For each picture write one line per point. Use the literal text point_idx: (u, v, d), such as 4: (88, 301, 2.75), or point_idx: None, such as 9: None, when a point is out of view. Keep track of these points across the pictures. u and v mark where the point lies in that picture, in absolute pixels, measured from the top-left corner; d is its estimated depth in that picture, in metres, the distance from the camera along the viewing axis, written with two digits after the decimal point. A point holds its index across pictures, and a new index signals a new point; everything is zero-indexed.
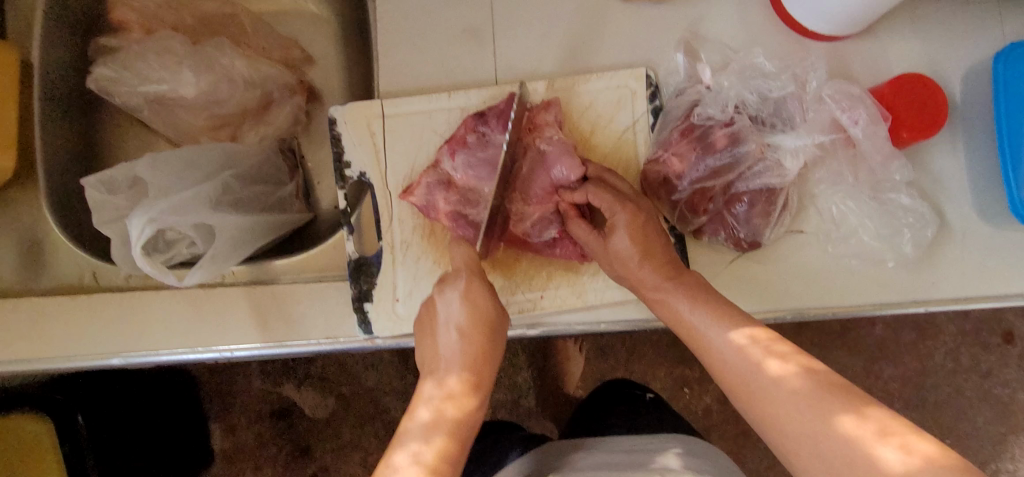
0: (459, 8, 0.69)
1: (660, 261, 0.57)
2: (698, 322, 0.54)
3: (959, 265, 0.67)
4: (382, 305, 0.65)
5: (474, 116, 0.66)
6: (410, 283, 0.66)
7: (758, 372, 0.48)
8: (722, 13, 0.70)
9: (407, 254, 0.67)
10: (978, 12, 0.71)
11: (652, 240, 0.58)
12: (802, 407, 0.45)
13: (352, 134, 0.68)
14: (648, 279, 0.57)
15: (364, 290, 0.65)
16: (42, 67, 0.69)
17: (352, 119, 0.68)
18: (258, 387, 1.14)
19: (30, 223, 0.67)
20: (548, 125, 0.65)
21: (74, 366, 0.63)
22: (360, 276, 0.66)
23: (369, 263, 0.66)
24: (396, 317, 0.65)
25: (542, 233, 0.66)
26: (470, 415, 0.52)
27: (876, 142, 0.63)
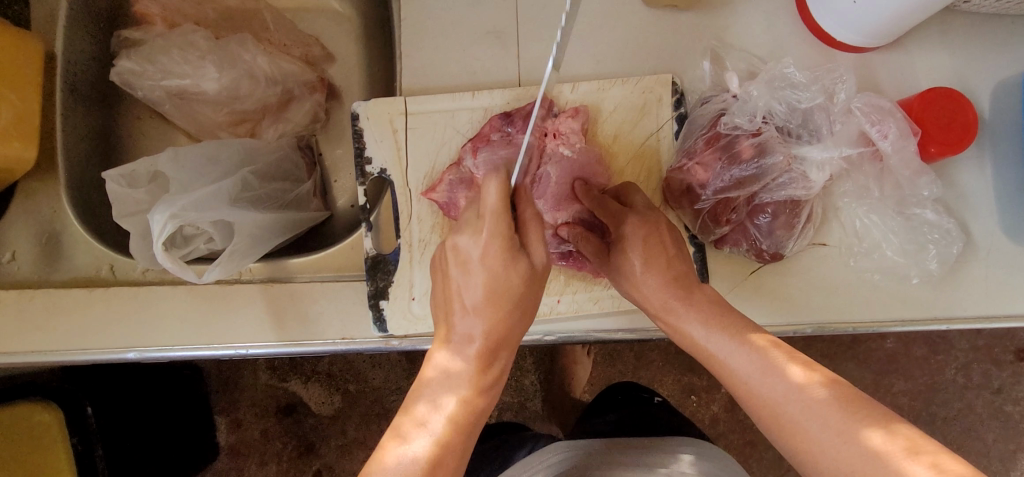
0: (484, 10, 0.68)
1: (667, 274, 0.56)
2: (706, 338, 0.53)
3: (984, 283, 0.66)
4: (397, 303, 0.65)
5: (499, 116, 0.66)
6: (426, 283, 0.66)
7: (781, 377, 0.47)
8: (749, 21, 0.69)
9: (424, 253, 0.66)
10: (1008, 27, 0.70)
11: (657, 255, 0.58)
12: (830, 420, 0.44)
13: (375, 131, 0.67)
14: (655, 297, 0.56)
15: (380, 287, 0.65)
16: (65, 59, 0.69)
17: (375, 114, 0.67)
18: (266, 383, 1.14)
19: (48, 214, 0.67)
20: (571, 133, 0.65)
21: (89, 359, 0.63)
22: (376, 274, 0.65)
23: (387, 260, 0.65)
24: (411, 316, 0.65)
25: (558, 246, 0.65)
26: (500, 341, 0.52)
27: (905, 157, 0.62)
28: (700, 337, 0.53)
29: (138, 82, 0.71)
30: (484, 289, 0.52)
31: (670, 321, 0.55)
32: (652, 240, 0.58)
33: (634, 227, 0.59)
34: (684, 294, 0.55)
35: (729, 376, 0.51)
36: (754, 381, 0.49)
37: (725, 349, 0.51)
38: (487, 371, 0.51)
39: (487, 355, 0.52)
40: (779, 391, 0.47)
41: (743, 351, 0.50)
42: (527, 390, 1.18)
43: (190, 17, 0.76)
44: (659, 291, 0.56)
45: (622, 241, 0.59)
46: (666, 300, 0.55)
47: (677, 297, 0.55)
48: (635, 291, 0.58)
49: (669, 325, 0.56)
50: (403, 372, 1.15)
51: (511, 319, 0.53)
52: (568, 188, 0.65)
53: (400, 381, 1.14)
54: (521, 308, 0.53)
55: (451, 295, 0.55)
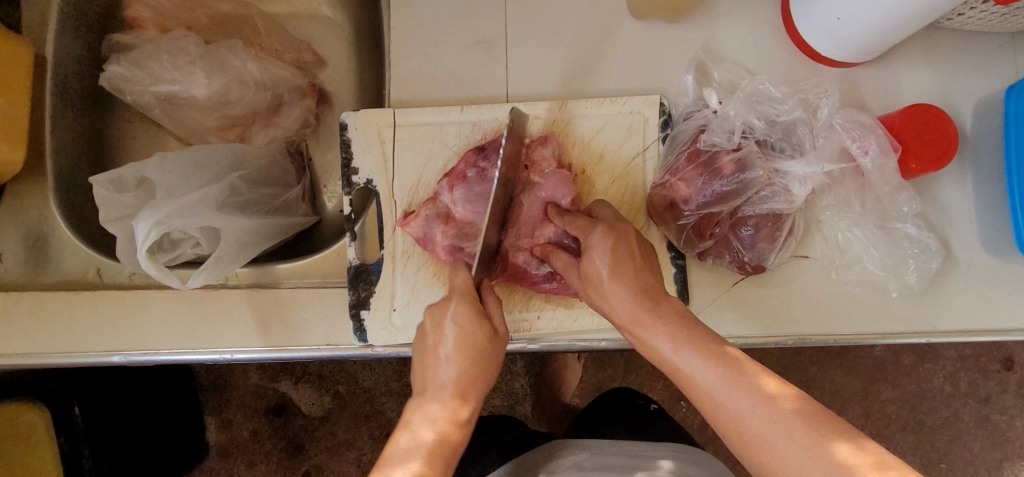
0: (473, 20, 0.69)
1: (634, 288, 0.54)
2: (672, 353, 0.51)
3: (963, 297, 0.67)
4: (379, 314, 0.65)
5: (474, 151, 0.65)
6: (407, 295, 0.66)
7: (751, 391, 0.47)
8: (734, 35, 0.70)
9: (407, 264, 0.67)
10: (990, 44, 0.71)
11: (625, 261, 0.56)
12: (797, 431, 0.44)
13: (362, 141, 0.68)
14: (624, 309, 0.54)
15: (362, 297, 0.65)
16: (57, 62, 0.69)
17: (362, 125, 0.68)
18: (256, 384, 1.15)
19: (37, 217, 0.67)
20: (545, 160, 0.66)
21: (74, 362, 0.63)
22: (359, 284, 0.66)
23: (369, 270, 0.66)
24: (393, 328, 0.65)
25: (537, 267, 0.65)
26: (470, 387, 0.53)
27: (885, 173, 0.63)
28: (666, 349, 0.51)
29: (128, 87, 0.72)
30: (456, 345, 0.54)
31: (638, 333, 0.54)
32: (615, 249, 0.56)
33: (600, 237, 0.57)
34: (653, 310, 0.53)
35: (695, 390, 0.49)
36: (719, 394, 0.48)
37: (691, 362, 0.50)
38: (464, 409, 0.52)
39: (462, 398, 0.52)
40: (746, 407, 0.46)
41: (712, 368, 0.49)
42: (517, 394, 1.19)
43: (181, 22, 0.76)
44: (627, 304, 0.54)
45: (588, 251, 0.57)
46: (632, 310, 0.54)
47: (647, 313, 0.53)
48: (602, 301, 0.56)
49: (639, 337, 0.54)
50: (394, 375, 1.15)
51: (478, 371, 0.54)
52: (540, 213, 0.65)
53: (391, 384, 1.14)
54: (491, 355, 0.55)
55: (425, 355, 0.56)
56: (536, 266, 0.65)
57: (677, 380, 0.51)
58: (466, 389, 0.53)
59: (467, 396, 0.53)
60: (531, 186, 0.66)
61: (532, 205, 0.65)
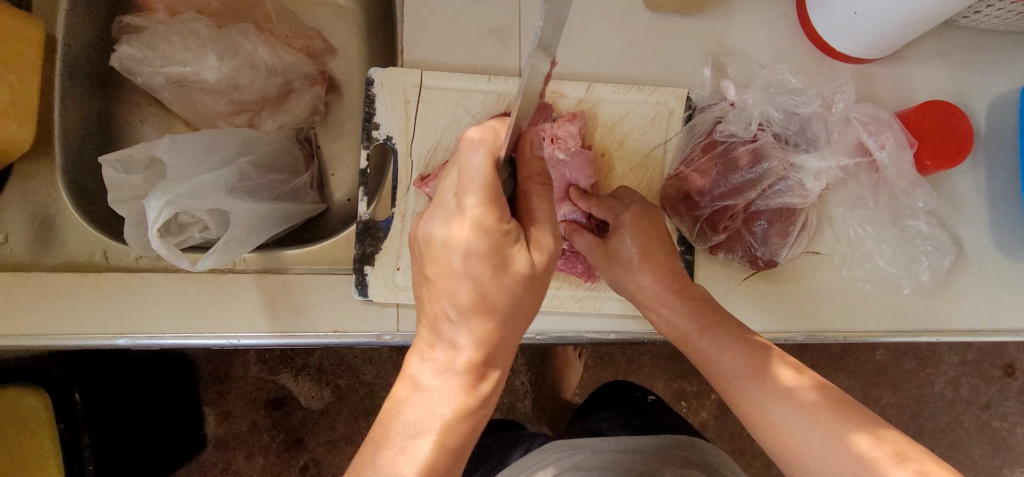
0: (487, 7, 0.68)
1: (661, 270, 0.56)
2: (698, 337, 0.53)
3: (974, 296, 0.67)
4: (382, 271, 0.65)
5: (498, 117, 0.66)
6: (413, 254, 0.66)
7: (771, 378, 0.48)
8: (750, 28, 0.70)
9: (416, 226, 0.66)
10: (1004, 44, 0.71)
11: (655, 243, 0.57)
12: (821, 421, 0.44)
13: (387, 98, 0.67)
14: (648, 291, 0.56)
15: (368, 252, 0.65)
16: (66, 42, 0.69)
17: (390, 82, 0.66)
18: (256, 375, 1.14)
19: (44, 198, 0.66)
20: (570, 138, 0.65)
21: (78, 345, 0.62)
22: (365, 239, 0.66)
23: (377, 227, 0.66)
24: (394, 286, 0.65)
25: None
26: (499, 342, 0.49)
27: (901, 170, 0.62)
28: (690, 329, 0.53)
29: (138, 68, 0.71)
30: (475, 290, 0.48)
31: (660, 313, 0.55)
32: (647, 234, 0.57)
33: (630, 219, 0.57)
34: (676, 292, 0.55)
35: (718, 374, 0.51)
36: (742, 378, 0.49)
37: (717, 346, 0.51)
38: (490, 368, 0.49)
39: (488, 353, 0.49)
40: (768, 391, 0.48)
41: (737, 352, 0.50)
42: (517, 391, 1.18)
43: (192, 6, 0.76)
44: (652, 284, 0.55)
45: (615, 229, 0.58)
46: (654, 289, 0.55)
47: (671, 297, 0.55)
48: (623, 277, 0.57)
49: (660, 317, 0.55)
50: (394, 368, 1.15)
51: (508, 319, 0.49)
52: (560, 190, 0.64)
53: (391, 378, 1.15)
54: (528, 301, 0.50)
55: (433, 291, 0.50)
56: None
57: (700, 362, 0.53)
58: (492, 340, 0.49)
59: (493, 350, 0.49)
60: (553, 162, 0.64)
61: (553, 181, 0.64)
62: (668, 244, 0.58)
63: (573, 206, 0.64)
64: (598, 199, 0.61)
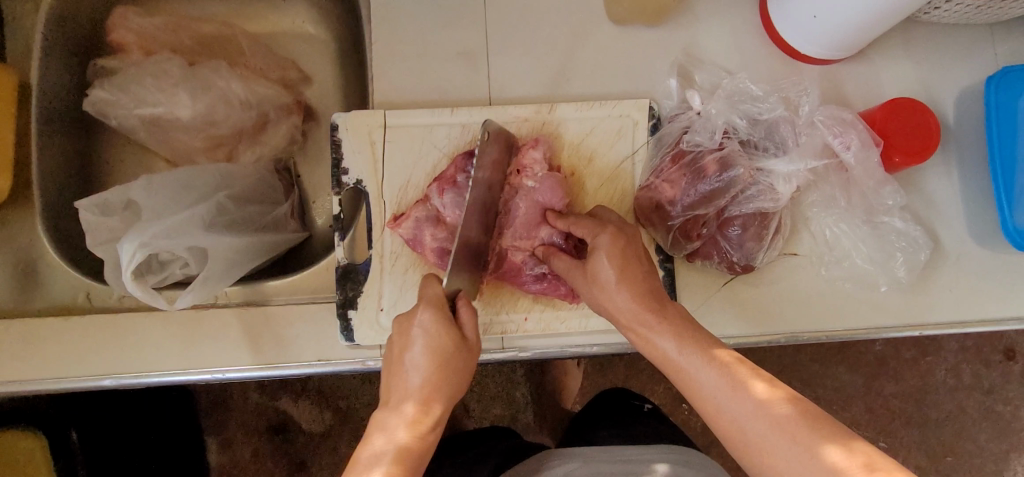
0: (454, 30, 0.70)
1: (638, 291, 0.55)
2: (678, 357, 0.52)
3: (955, 288, 0.67)
4: (366, 313, 0.65)
5: (463, 156, 0.66)
6: (395, 294, 0.66)
7: (745, 391, 0.48)
8: (715, 36, 0.71)
9: (395, 264, 0.66)
10: (969, 36, 0.72)
11: (632, 264, 0.57)
12: (799, 437, 0.44)
13: (353, 142, 0.67)
14: (627, 313, 0.55)
15: (349, 296, 0.65)
16: (42, 89, 0.70)
17: (353, 127, 0.67)
18: (256, 402, 1.14)
19: (27, 243, 0.67)
20: (537, 163, 0.65)
21: (67, 387, 0.63)
22: (346, 284, 0.65)
23: (357, 270, 0.66)
24: (379, 327, 0.65)
25: (533, 267, 0.65)
26: (435, 402, 0.51)
27: (868, 168, 0.63)
28: (671, 350, 0.53)
29: (113, 111, 0.72)
30: (426, 353, 0.53)
31: (641, 334, 0.55)
32: (622, 255, 0.57)
33: (608, 240, 0.57)
34: (651, 316, 0.54)
35: (697, 393, 0.50)
36: (721, 397, 0.49)
37: (695, 364, 0.51)
38: (429, 428, 0.50)
39: (426, 413, 0.50)
40: (747, 408, 0.47)
41: (716, 373, 0.50)
42: (517, 403, 1.18)
43: (166, 45, 0.77)
44: (632, 307, 0.55)
45: (593, 250, 0.58)
46: (634, 312, 0.55)
47: (645, 318, 0.54)
48: (605, 299, 0.57)
49: (639, 336, 0.55)
50: None
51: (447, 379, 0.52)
52: (535, 215, 0.65)
53: None
54: (458, 367, 0.54)
55: (394, 364, 0.54)
56: (532, 266, 0.65)
57: (679, 382, 0.52)
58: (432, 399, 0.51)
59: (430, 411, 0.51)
60: (522, 191, 0.65)
61: (528, 208, 0.65)
62: (644, 261, 0.58)
63: (551, 228, 0.65)
64: (577, 218, 0.61)
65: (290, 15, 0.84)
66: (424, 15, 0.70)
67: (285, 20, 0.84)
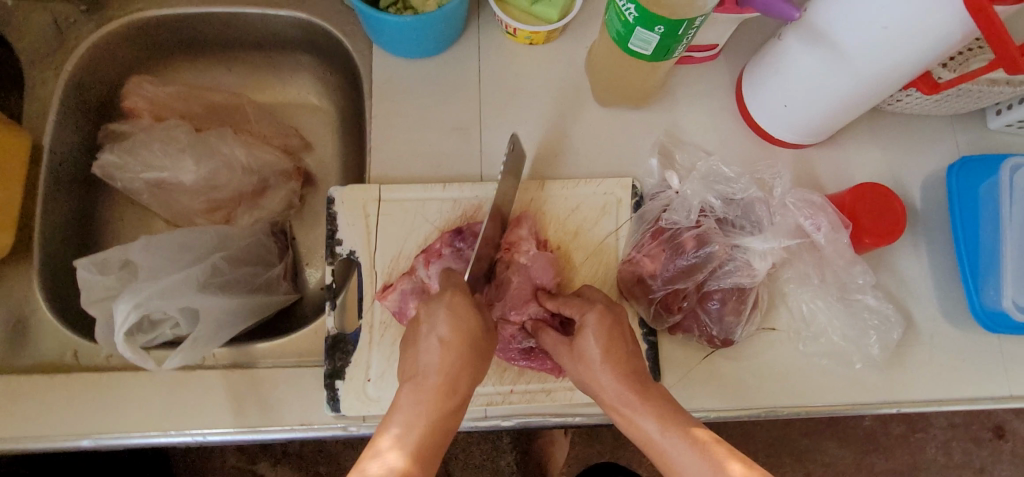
0: (450, 108, 0.74)
1: (623, 370, 0.56)
2: (661, 438, 0.52)
3: (928, 365, 0.69)
4: (353, 383, 0.65)
5: (451, 232, 0.68)
6: (383, 365, 0.66)
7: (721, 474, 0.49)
8: (695, 120, 0.76)
9: (384, 335, 0.67)
10: (932, 126, 0.77)
11: (618, 344, 0.58)
12: None
13: (347, 215, 0.70)
14: (610, 389, 0.56)
15: (337, 366, 0.65)
16: (53, 150, 0.74)
17: (349, 200, 0.70)
18: (234, 465, 1.12)
19: (20, 299, 0.68)
20: (525, 239, 0.68)
21: (44, 446, 0.62)
22: (335, 353, 0.66)
23: (346, 340, 0.66)
24: (366, 398, 0.65)
25: (521, 340, 0.66)
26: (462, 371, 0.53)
27: (839, 247, 0.66)
28: (654, 433, 0.53)
29: (119, 175, 0.75)
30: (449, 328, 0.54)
31: (625, 415, 0.55)
32: (609, 334, 0.58)
33: (594, 320, 0.59)
34: (636, 397, 0.55)
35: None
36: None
37: (677, 447, 0.51)
38: (451, 396, 0.52)
39: (446, 391, 0.52)
40: None
41: (700, 458, 0.50)
42: (503, 472, 1.16)
43: (176, 111, 0.81)
44: (615, 386, 0.56)
45: (581, 328, 0.59)
46: (620, 395, 0.55)
47: (631, 401, 0.55)
48: (590, 379, 0.58)
49: (623, 416, 0.55)
50: None
51: (471, 357, 0.54)
52: (527, 292, 0.67)
53: None
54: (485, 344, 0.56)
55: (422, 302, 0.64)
56: (520, 339, 0.66)
57: (663, 466, 0.52)
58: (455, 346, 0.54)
59: (454, 384, 0.52)
60: (512, 265, 0.67)
61: (521, 283, 0.67)
62: (630, 343, 0.59)
63: (539, 306, 0.66)
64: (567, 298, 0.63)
65: (296, 88, 0.88)
66: (421, 94, 0.75)
67: (291, 91, 0.89)
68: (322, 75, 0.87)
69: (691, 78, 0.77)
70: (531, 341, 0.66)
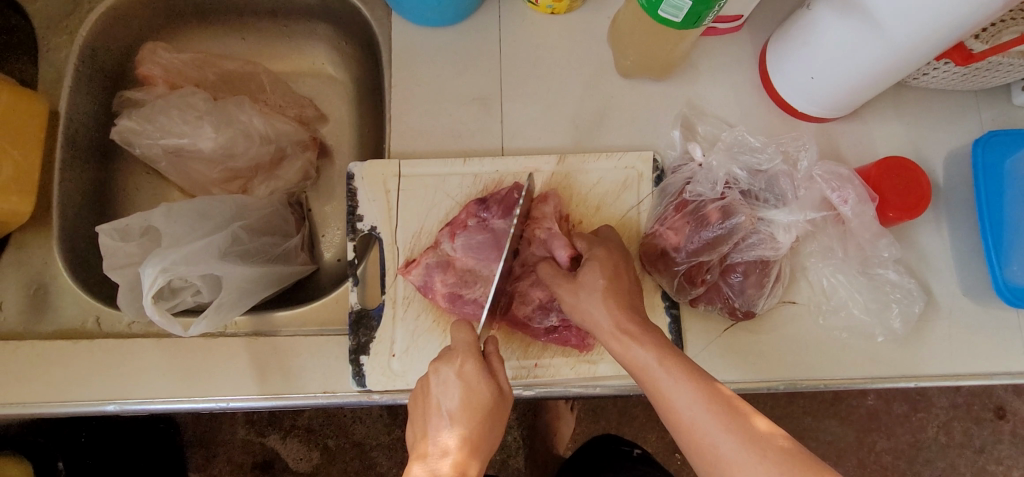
0: (470, 78, 0.74)
1: (626, 306, 0.56)
2: (662, 373, 0.51)
3: (947, 340, 0.69)
4: (378, 358, 0.65)
5: (475, 202, 0.68)
6: (407, 340, 0.66)
7: (737, 423, 0.48)
8: (717, 92, 0.75)
9: (407, 310, 0.67)
10: (956, 102, 0.76)
11: (625, 280, 0.59)
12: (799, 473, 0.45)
13: (368, 190, 0.69)
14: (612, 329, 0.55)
15: (362, 342, 0.65)
16: (69, 117, 0.73)
17: (369, 176, 0.69)
18: (244, 438, 1.13)
19: (39, 266, 0.68)
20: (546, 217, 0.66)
21: (69, 411, 0.62)
22: (359, 329, 0.66)
23: (370, 315, 0.66)
24: (391, 373, 0.65)
25: (543, 320, 0.66)
26: (473, 457, 0.51)
27: (865, 221, 0.65)
28: (654, 365, 0.52)
29: (137, 141, 0.74)
30: (459, 406, 0.53)
31: (623, 342, 0.54)
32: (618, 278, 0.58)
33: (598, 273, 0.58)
34: (666, 362, 0.52)
35: (682, 419, 0.50)
36: (738, 460, 0.47)
37: (680, 389, 0.50)
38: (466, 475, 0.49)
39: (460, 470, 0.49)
40: (742, 441, 0.47)
41: (730, 433, 0.48)
42: (509, 447, 1.18)
43: (191, 79, 0.80)
44: (616, 318, 0.55)
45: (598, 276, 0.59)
46: (652, 361, 0.52)
47: (661, 368, 0.52)
48: (622, 354, 0.54)
49: (653, 386, 0.52)
50: (384, 427, 1.15)
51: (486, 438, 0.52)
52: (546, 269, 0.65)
53: (381, 437, 1.14)
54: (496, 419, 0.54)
55: (423, 413, 0.55)
56: (541, 319, 0.66)
57: (662, 403, 0.51)
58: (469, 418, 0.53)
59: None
60: (534, 242, 0.65)
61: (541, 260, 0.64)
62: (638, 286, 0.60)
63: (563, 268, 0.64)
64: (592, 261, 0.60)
65: (311, 57, 0.87)
66: (441, 63, 0.74)
67: (306, 61, 0.87)
68: (337, 44, 0.86)
69: (714, 49, 0.76)
70: (554, 318, 0.66)
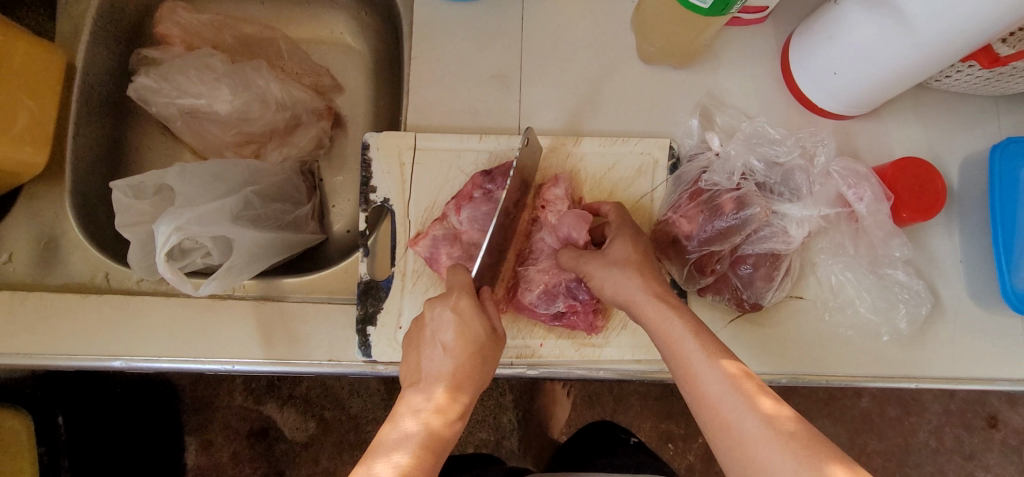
0: (490, 54, 0.73)
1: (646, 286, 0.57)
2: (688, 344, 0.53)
3: (951, 344, 0.69)
4: (385, 330, 0.65)
5: (481, 174, 0.67)
6: (415, 313, 0.67)
7: (751, 402, 0.48)
8: (738, 82, 0.74)
9: (416, 283, 0.67)
10: (977, 106, 0.76)
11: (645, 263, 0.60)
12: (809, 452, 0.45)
13: (382, 162, 0.69)
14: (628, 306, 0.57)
15: (369, 312, 0.66)
16: (85, 71, 0.72)
17: (383, 146, 0.69)
18: (241, 405, 1.14)
19: (50, 219, 0.68)
20: (556, 200, 0.67)
21: (75, 366, 0.63)
22: (367, 299, 0.66)
23: (379, 286, 0.67)
24: (396, 344, 0.65)
25: (548, 307, 0.66)
26: (461, 383, 0.55)
27: (878, 220, 0.66)
28: (684, 336, 0.53)
29: (153, 99, 0.73)
30: (455, 335, 0.56)
31: (654, 316, 0.55)
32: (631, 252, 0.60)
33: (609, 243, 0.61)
34: (701, 336, 0.53)
35: (702, 393, 0.51)
36: (755, 437, 0.47)
37: (701, 363, 0.51)
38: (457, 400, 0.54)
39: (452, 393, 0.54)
40: (755, 419, 0.47)
41: (747, 409, 0.48)
42: (504, 428, 1.18)
43: (208, 40, 0.80)
44: (638, 294, 0.56)
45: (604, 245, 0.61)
46: (685, 333, 0.53)
47: (694, 342, 0.53)
48: (655, 330, 0.55)
49: (681, 359, 0.53)
50: (380, 401, 1.15)
51: (476, 362, 0.56)
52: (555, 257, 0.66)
53: (377, 411, 1.15)
54: (489, 340, 0.57)
55: (420, 344, 0.57)
56: (547, 305, 0.66)
57: (684, 375, 0.52)
58: (456, 403, 0.53)
59: (453, 400, 0.53)
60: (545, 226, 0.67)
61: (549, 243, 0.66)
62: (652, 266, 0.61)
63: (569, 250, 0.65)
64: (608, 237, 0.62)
65: (330, 25, 0.86)
66: (461, 38, 0.73)
67: (324, 29, 0.87)
68: (357, 14, 0.85)
69: (737, 39, 0.75)
70: (560, 303, 0.66)
